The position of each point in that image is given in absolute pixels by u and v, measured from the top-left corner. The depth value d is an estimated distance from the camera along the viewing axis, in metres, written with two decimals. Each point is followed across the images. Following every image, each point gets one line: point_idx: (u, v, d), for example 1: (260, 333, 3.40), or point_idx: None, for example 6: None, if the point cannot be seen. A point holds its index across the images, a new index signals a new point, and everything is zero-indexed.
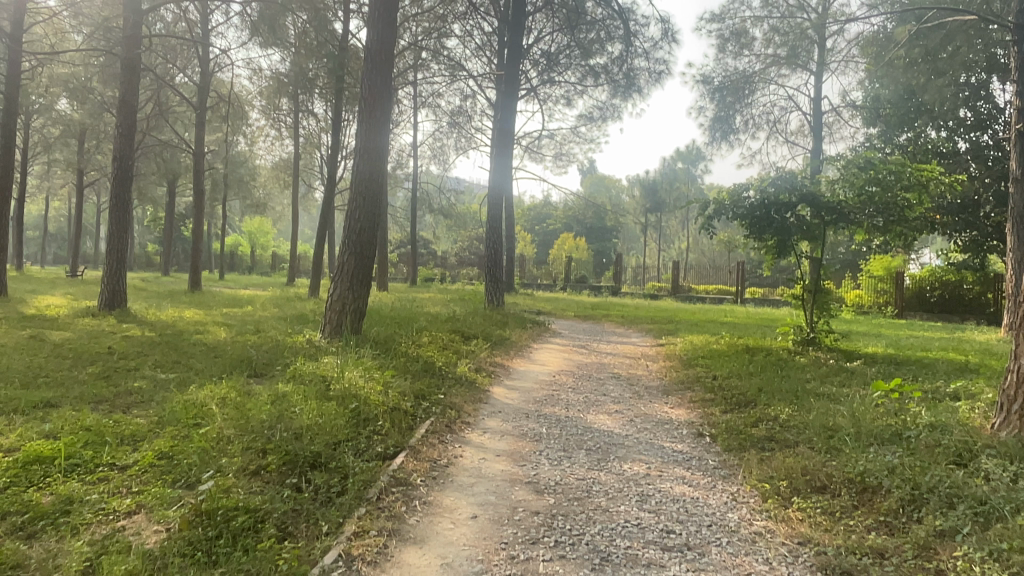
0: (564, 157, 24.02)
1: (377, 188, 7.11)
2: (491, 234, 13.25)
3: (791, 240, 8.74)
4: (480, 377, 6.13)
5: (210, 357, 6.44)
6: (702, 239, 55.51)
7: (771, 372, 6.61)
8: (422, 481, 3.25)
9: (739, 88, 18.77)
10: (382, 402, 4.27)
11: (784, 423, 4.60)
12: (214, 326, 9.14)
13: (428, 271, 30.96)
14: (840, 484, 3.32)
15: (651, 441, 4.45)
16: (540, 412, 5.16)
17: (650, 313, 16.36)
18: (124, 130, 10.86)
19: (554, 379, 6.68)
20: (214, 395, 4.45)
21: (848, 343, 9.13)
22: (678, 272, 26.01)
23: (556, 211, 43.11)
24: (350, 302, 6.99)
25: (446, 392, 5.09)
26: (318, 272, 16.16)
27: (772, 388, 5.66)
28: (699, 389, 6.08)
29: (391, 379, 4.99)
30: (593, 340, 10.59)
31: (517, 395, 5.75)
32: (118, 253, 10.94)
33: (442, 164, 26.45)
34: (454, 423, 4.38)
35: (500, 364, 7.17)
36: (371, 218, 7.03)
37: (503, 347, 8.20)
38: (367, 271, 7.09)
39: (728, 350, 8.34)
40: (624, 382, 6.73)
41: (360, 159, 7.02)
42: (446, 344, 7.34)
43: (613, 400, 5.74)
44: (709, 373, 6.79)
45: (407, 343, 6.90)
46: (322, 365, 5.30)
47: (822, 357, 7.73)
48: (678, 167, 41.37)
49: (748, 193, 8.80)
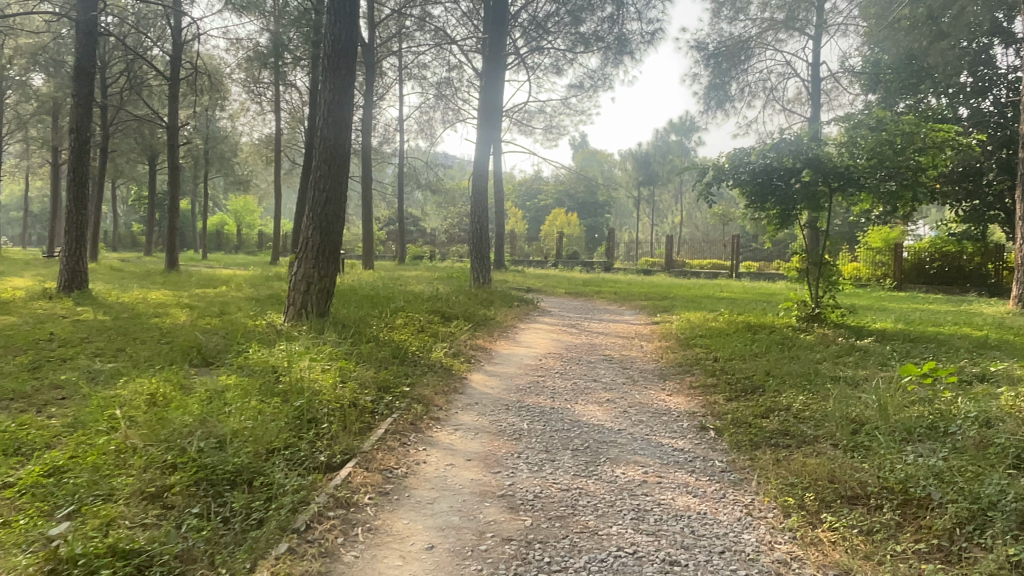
0: (555, 129, 23.35)
1: (344, 156, 6.51)
2: (476, 208, 12.62)
3: (795, 209, 8.16)
4: (458, 362, 5.55)
5: (159, 344, 5.82)
6: (695, 213, 54.88)
7: (777, 352, 6.05)
8: (370, 500, 2.66)
9: (735, 55, 18.06)
10: (336, 398, 3.67)
11: (798, 413, 4.04)
12: (177, 309, 8.48)
13: (417, 248, 30.25)
14: (875, 496, 2.76)
15: (646, 436, 3.87)
16: (523, 403, 4.58)
17: (643, 289, 15.74)
18: (82, 100, 10.10)
19: (540, 363, 6.11)
20: (141, 392, 3.85)
21: (855, 318, 8.55)
22: (671, 247, 25.42)
23: (547, 186, 42.39)
24: (317, 281, 6.37)
25: (416, 382, 4.50)
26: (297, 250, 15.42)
27: (782, 371, 5.12)
28: (699, 373, 5.51)
29: (352, 369, 4.38)
30: (585, 319, 9.95)
31: (497, 384, 5.17)
32: (78, 231, 10.26)
33: (429, 139, 25.67)
34: (421, 420, 3.79)
35: (481, 348, 6.58)
36: (337, 190, 6.44)
37: (485, 328, 7.61)
38: (334, 248, 6.49)
39: (729, 328, 7.73)
40: (617, 365, 6.16)
41: (325, 124, 6.43)
42: (423, 327, 6.73)
43: (605, 387, 5.17)
44: (709, 354, 6.22)
45: (378, 326, 6.29)
46: (276, 354, 4.70)
47: (831, 334, 7.14)
48: (671, 140, 40.63)
49: (750, 157, 8.22)
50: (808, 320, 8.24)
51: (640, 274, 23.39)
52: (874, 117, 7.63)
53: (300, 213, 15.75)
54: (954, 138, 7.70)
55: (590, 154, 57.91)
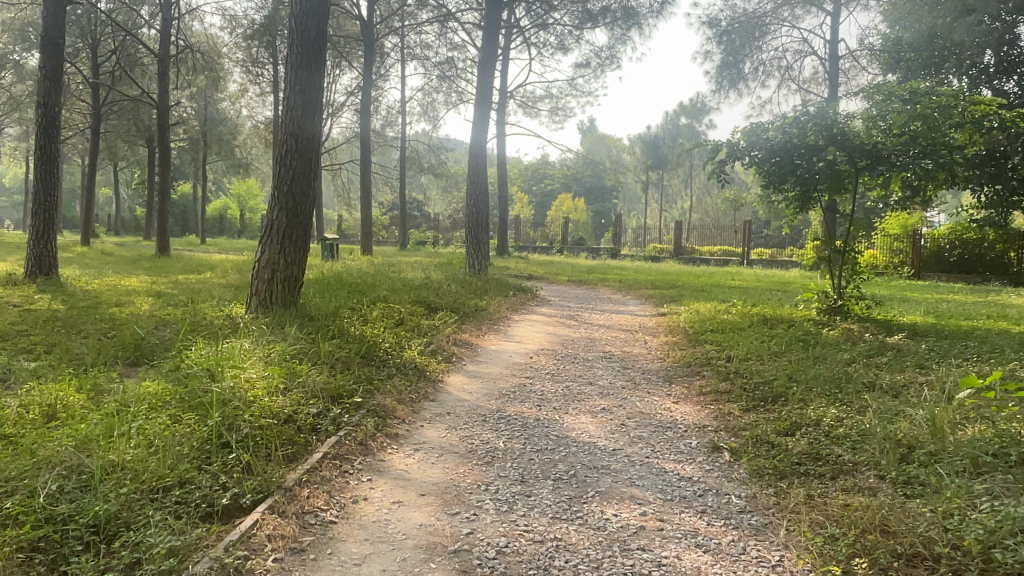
0: (561, 112, 22.63)
1: (314, 129, 5.84)
2: (473, 191, 11.90)
3: (817, 190, 7.44)
4: (434, 361, 4.88)
5: (100, 338, 5.17)
6: (705, 198, 53.98)
7: (799, 351, 5.34)
8: (275, 565, 2.01)
9: (749, 31, 17.20)
10: (268, 412, 3.01)
11: (832, 433, 3.37)
12: (144, 297, 7.83)
13: (420, 233, 29.53)
14: (949, 564, 2.09)
15: (647, 459, 3.19)
16: (503, 413, 3.92)
17: (649, 276, 15.00)
18: (50, 73, 9.40)
19: (531, 362, 5.44)
20: (38, 404, 3.19)
21: (881, 311, 7.79)
22: (680, 233, 24.63)
23: (554, 170, 41.63)
24: (283, 268, 5.68)
25: (378, 390, 3.82)
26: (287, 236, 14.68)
27: (806, 376, 4.42)
28: (710, 376, 4.82)
29: (301, 373, 3.72)
30: (585, 310, 9.24)
31: (477, 388, 4.49)
32: (46, 212, 9.60)
33: (432, 120, 24.92)
34: (374, 438, 3.14)
35: (466, 343, 5.89)
36: (307, 165, 5.78)
37: (474, 320, 6.94)
38: (304, 231, 5.81)
39: (743, 322, 7.01)
40: (617, 364, 5.48)
41: (292, 92, 5.78)
42: (403, 320, 6.06)
43: (601, 392, 4.50)
44: (722, 353, 5.51)
45: (351, 319, 5.63)
46: (218, 351, 4.04)
47: (857, 330, 6.43)
48: (681, 123, 39.55)
49: (769, 132, 7.48)
50: (829, 314, 7.43)
51: (648, 261, 22.63)
52: (906, 88, 6.88)
53: None
54: (996, 111, 6.94)
55: (598, 138, 56.94)
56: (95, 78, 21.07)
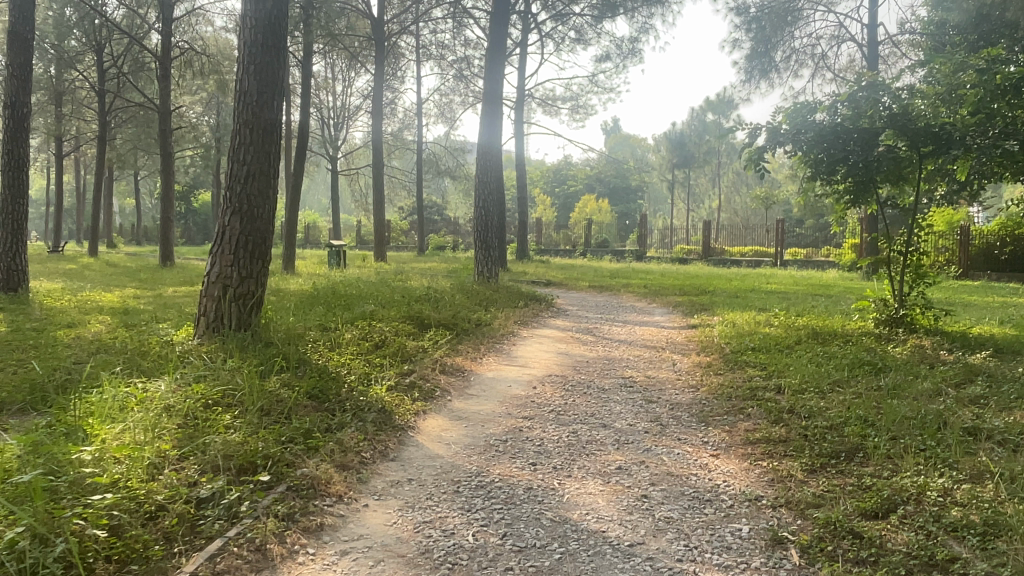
0: (582, 110, 21.65)
1: (273, 117, 4.90)
2: (482, 191, 10.90)
3: (875, 181, 6.33)
4: (407, 399, 3.90)
5: (8, 371, 4.29)
6: (734, 198, 52.44)
7: (864, 380, 4.25)
8: None
9: (780, 17, 16.09)
10: (118, 511, 2.07)
11: (947, 521, 2.33)
12: (105, 315, 6.98)
13: (439, 238, 28.64)
14: None
15: (679, 568, 2.16)
16: (484, 478, 2.92)
17: (675, 280, 13.92)
18: (17, 71, 8.60)
19: (535, 394, 4.46)
20: None
21: (952, 322, 6.65)
22: (709, 233, 23.41)
23: (577, 171, 40.58)
24: (236, 283, 4.74)
25: (317, 451, 2.87)
26: (292, 245, 13.85)
27: (887, 420, 3.35)
28: (757, 415, 3.78)
29: (209, 435, 2.80)
30: (605, 321, 8.23)
31: (458, 437, 3.50)
32: (15, 222, 8.82)
33: (449, 121, 24.06)
34: (281, 537, 2.19)
35: (456, 370, 4.90)
36: (263, 160, 4.84)
37: (473, 339, 5.96)
38: (263, 239, 4.88)
39: (788, 337, 5.95)
40: (640, 397, 4.46)
41: (246, 74, 4.82)
42: (383, 342, 5.11)
43: (620, 441, 3.48)
44: (769, 381, 4.45)
45: (317, 344, 4.70)
46: (117, 399, 3.12)
47: (929, 348, 5.34)
48: (707, 119, 38.29)
49: (817, 114, 6.35)
50: (888, 326, 6.33)
51: (675, 264, 21.51)
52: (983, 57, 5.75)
53: (294, 202, 14.29)
54: None
55: (623, 138, 55.96)
56: (101, 83, 20.52)
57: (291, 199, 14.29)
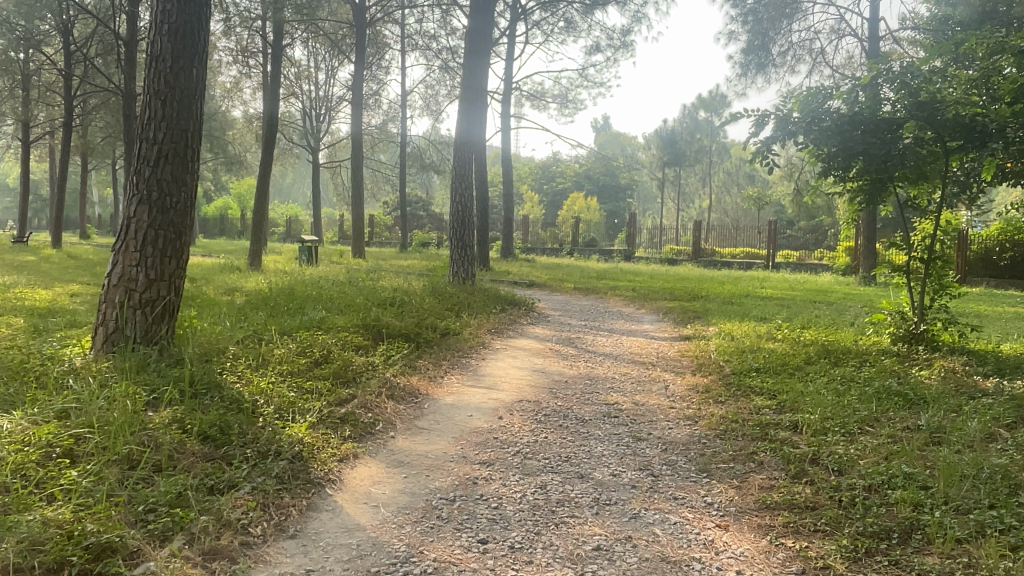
0: (571, 105, 20.86)
1: (191, 89, 4.11)
2: (459, 184, 10.03)
3: (893, 178, 5.60)
4: (336, 439, 3.11)
5: None
6: (724, 198, 51.81)
7: (896, 418, 3.48)
8: None
9: (779, 8, 15.33)
10: None
11: None
12: (20, 317, 6.12)
13: (423, 234, 27.77)
14: None
15: None
16: (411, 568, 2.13)
17: (666, 283, 13.17)
18: None
19: (500, 426, 3.67)
20: None
21: (976, 339, 5.91)
22: (700, 233, 22.67)
23: (567, 168, 39.85)
24: (142, 286, 3.95)
25: (178, 534, 2.10)
26: (259, 240, 12.94)
27: (945, 481, 2.59)
28: (774, 467, 3.02)
29: (20, 513, 2.01)
30: (590, 330, 7.43)
31: (394, 494, 2.70)
32: None
33: (433, 114, 23.16)
34: None
35: (408, 394, 4.10)
36: (178, 139, 4.05)
37: (435, 354, 5.16)
38: (178, 233, 4.09)
39: (797, 355, 5.20)
40: (626, 433, 3.68)
41: (158, 34, 4.02)
42: (324, 357, 4.31)
43: (600, 504, 2.68)
44: (782, 416, 3.69)
45: (237, 365, 3.89)
46: None
47: (959, 371, 4.60)
48: (699, 117, 37.60)
49: (833, 101, 5.54)
50: (907, 341, 5.59)
51: (665, 264, 20.74)
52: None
53: (263, 195, 13.38)
54: None
55: (613, 135, 55.10)
56: (67, 67, 19.45)
57: (259, 191, 13.36)
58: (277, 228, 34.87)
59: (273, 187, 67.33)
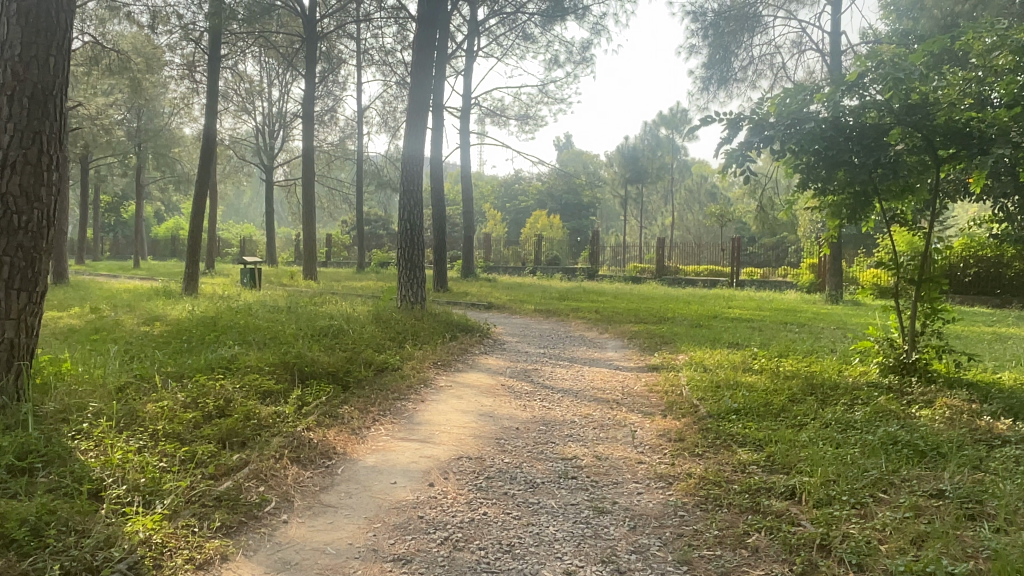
0: (531, 122, 20.32)
1: (48, 81, 3.33)
2: (408, 201, 9.30)
3: (878, 191, 5.03)
4: (199, 535, 2.34)
5: None
6: (686, 215, 51.84)
7: (914, 482, 2.84)
8: None
9: (740, 22, 15.04)
10: None
11: None
12: None
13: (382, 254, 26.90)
14: None
15: None
16: None
17: (629, 304, 12.60)
18: None
19: (428, 498, 2.93)
20: None
21: (970, 367, 5.35)
22: (664, 250, 22.25)
23: (529, 187, 39.44)
24: None
25: None
26: (195, 262, 12.00)
27: None
28: (774, 558, 2.34)
29: None
30: (548, 360, 6.70)
31: None
32: None
33: (390, 130, 22.43)
34: None
35: (320, 455, 3.34)
36: (30, 143, 3.27)
37: (363, 398, 4.40)
38: (30, 258, 3.29)
39: (780, 392, 4.57)
40: (588, 502, 2.96)
41: (7, 15, 3.26)
42: (219, 410, 3.53)
43: None
44: (776, 477, 3.03)
45: (97, 425, 3.09)
46: None
47: (965, 411, 4.00)
48: (661, 134, 37.51)
49: (814, 104, 4.91)
50: (897, 373, 5.00)
51: (630, 283, 20.21)
52: None
53: (200, 214, 12.45)
54: None
55: (576, 153, 54.97)
56: None
57: (195, 209, 12.43)
58: (230, 249, 33.58)
59: (228, 206, 65.51)
